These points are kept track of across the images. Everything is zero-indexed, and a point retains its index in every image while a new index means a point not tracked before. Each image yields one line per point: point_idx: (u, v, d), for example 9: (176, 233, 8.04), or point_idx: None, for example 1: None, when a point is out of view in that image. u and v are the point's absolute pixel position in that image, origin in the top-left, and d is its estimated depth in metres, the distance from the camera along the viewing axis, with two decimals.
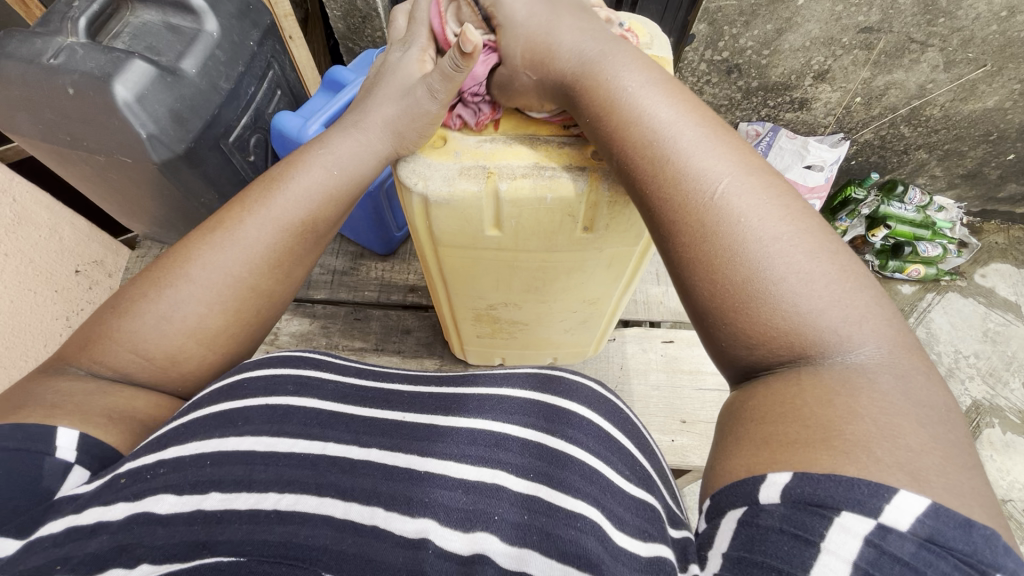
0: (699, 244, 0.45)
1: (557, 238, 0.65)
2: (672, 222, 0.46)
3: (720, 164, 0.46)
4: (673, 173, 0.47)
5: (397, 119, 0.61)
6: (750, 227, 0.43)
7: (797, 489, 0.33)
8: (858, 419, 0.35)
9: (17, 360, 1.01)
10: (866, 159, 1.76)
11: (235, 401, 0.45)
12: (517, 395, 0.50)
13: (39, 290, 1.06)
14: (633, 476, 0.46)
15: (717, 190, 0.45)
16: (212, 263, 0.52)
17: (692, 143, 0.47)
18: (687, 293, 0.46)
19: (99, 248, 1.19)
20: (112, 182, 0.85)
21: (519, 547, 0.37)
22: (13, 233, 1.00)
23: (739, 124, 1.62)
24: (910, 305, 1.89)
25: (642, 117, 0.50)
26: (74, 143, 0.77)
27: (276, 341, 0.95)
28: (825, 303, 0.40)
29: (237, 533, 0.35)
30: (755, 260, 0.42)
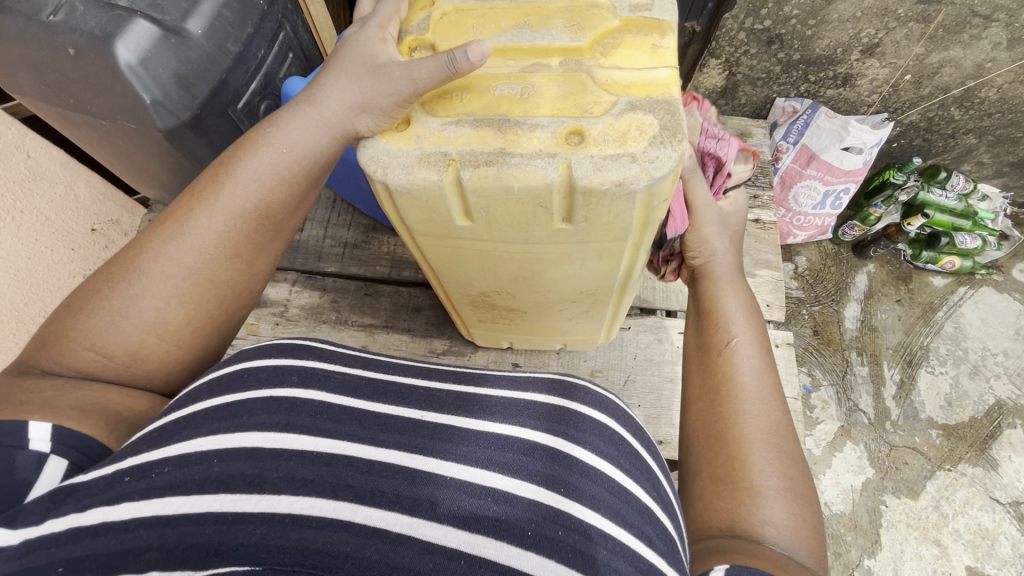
0: (743, 428, 0.57)
1: (534, 228, 0.62)
2: (720, 406, 0.60)
3: (772, 389, 0.61)
4: (740, 377, 0.62)
5: (352, 95, 0.59)
6: (769, 437, 0.57)
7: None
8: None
9: (36, 316, 1.03)
10: (910, 141, 1.65)
11: (231, 394, 0.44)
12: (540, 400, 0.50)
13: (56, 248, 1.06)
14: (654, 497, 0.47)
15: (762, 401, 0.59)
16: (165, 257, 0.55)
17: (763, 368, 0.63)
18: (703, 457, 0.58)
19: (114, 208, 1.19)
20: (120, 147, 0.83)
21: (555, 561, 0.36)
22: (29, 190, 1.00)
23: (776, 99, 1.51)
24: (940, 298, 1.80)
25: (733, 333, 0.66)
26: (80, 106, 0.75)
27: (286, 313, 0.95)
28: (803, 513, 0.52)
29: (254, 536, 0.34)
30: (770, 459, 0.55)
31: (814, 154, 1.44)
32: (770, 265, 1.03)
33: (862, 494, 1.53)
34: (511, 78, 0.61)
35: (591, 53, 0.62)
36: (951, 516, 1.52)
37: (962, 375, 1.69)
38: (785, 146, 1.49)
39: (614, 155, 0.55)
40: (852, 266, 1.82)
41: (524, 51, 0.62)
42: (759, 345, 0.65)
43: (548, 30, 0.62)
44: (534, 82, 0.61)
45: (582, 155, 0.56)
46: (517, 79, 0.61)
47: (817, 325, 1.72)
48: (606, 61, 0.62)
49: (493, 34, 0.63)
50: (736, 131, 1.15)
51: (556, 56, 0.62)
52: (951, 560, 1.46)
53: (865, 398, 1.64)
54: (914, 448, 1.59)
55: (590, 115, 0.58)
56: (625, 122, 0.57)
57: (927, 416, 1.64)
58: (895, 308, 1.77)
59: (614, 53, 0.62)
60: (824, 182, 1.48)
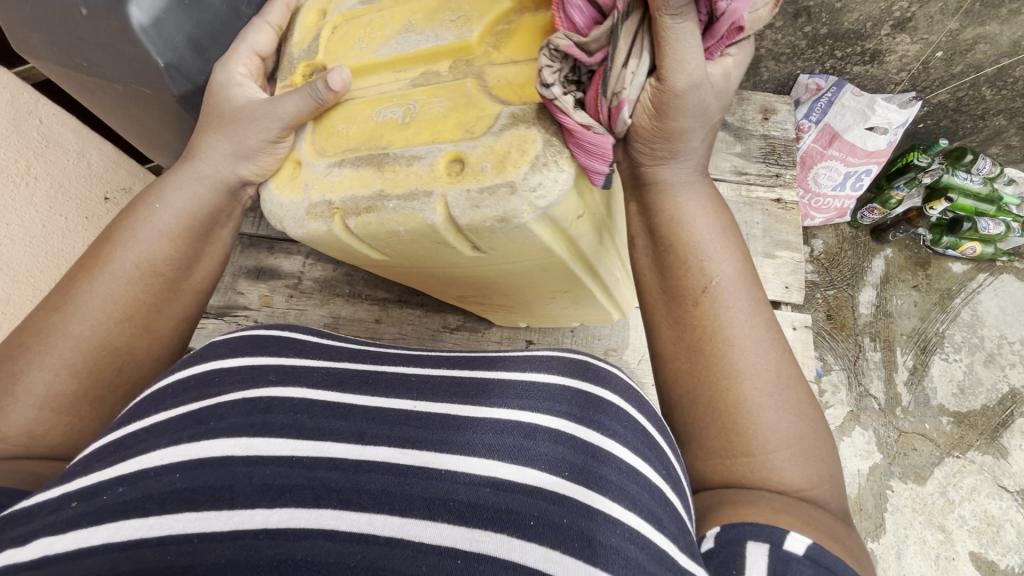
0: (739, 392, 0.54)
1: (451, 255, 0.65)
2: (706, 370, 0.56)
3: (766, 337, 0.56)
4: (726, 333, 0.56)
5: (222, 155, 0.71)
6: (765, 393, 0.54)
7: (817, 552, 0.43)
8: (843, 533, 0.47)
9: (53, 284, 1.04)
10: (936, 122, 1.61)
11: (200, 399, 0.45)
12: (542, 380, 0.49)
13: (70, 217, 1.06)
14: (664, 475, 0.46)
15: (754, 356, 0.55)
16: (61, 329, 0.61)
17: (749, 308, 0.57)
18: (699, 427, 0.55)
19: (127, 176, 1.19)
20: (133, 114, 0.81)
21: (558, 552, 0.35)
22: (44, 157, 1.00)
23: (799, 75, 1.45)
24: (958, 285, 1.77)
25: (711, 272, 0.59)
26: (92, 69, 0.73)
27: (300, 285, 0.95)
28: (815, 462, 0.52)
29: (224, 556, 0.33)
30: (771, 418, 0.53)
31: (836, 134, 1.40)
32: (790, 246, 1.02)
33: (869, 478, 1.53)
34: (394, 101, 0.67)
35: (483, 48, 0.65)
36: (957, 502, 1.52)
37: (976, 363, 1.68)
38: (805, 125, 1.43)
39: (491, 187, 0.57)
40: (870, 250, 1.79)
41: (411, 59, 0.68)
42: (745, 279, 0.59)
43: (435, 29, 0.68)
44: (415, 101, 0.65)
45: (458, 190, 0.58)
46: (399, 101, 0.66)
47: (831, 309, 1.70)
48: (497, 56, 0.64)
49: (378, 43, 0.71)
50: (761, 107, 1.11)
51: (446, 59, 0.67)
52: (955, 545, 1.47)
53: (876, 383, 1.63)
54: (923, 434, 1.59)
55: (471, 136, 0.60)
56: (506, 141, 0.58)
57: (939, 403, 1.62)
58: (912, 294, 1.75)
59: (505, 43, 0.64)
60: (845, 163, 1.44)
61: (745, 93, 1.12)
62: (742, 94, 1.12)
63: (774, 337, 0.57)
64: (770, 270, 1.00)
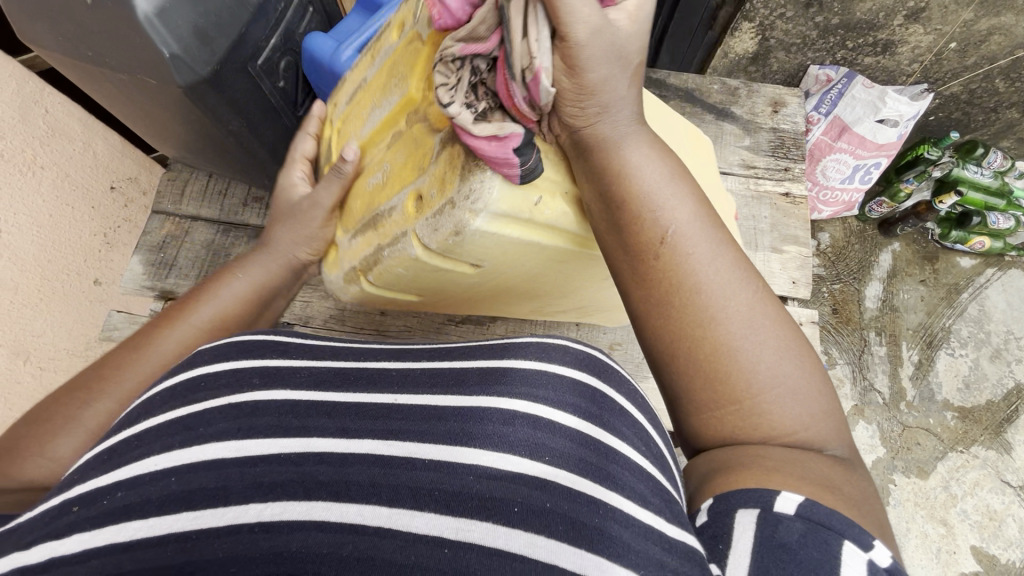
0: (715, 339, 0.50)
1: (463, 279, 0.67)
2: (679, 330, 0.51)
3: (735, 279, 0.52)
4: (690, 283, 0.51)
5: (296, 231, 0.76)
6: (742, 339, 0.49)
7: (811, 510, 0.39)
8: (849, 483, 0.44)
9: (59, 274, 1.05)
10: (948, 114, 1.59)
11: (189, 405, 0.44)
12: (521, 365, 0.46)
13: (77, 206, 1.07)
14: (645, 452, 0.45)
15: (728, 304, 0.50)
16: (131, 373, 0.59)
17: (712, 249, 0.53)
18: (681, 389, 0.51)
19: (132, 166, 1.20)
20: (137, 105, 0.80)
21: (545, 536, 0.35)
22: (50, 146, 1.00)
23: (809, 66, 1.43)
24: (965, 279, 1.76)
25: (670, 219, 0.54)
26: (97, 60, 0.71)
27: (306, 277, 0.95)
28: (806, 405, 0.48)
29: (220, 552, 0.34)
30: (751, 366, 0.49)
31: (846, 127, 1.38)
32: (798, 241, 1.01)
33: (872, 472, 1.53)
34: (379, 167, 0.71)
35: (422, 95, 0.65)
36: (960, 497, 1.52)
37: (983, 358, 1.67)
38: (816, 117, 1.42)
39: (440, 208, 0.58)
40: (877, 244, 1.77)
41: (382, 128, 0.71)
42: (705, 219, 0.54)
43: (386, 96, 0.70)
44: (388, 162, 0.69)
45: (421, 221, 0.60)
46: (380, 167, 0.70)
47: (837, 303, 1.69)
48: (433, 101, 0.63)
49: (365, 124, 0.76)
50: (770, 99, 1.10)
51: (404, 116, 0.68)
52: (956, 539, 1.47)
53: (881, 378, 1.62)
54: (927, 429, 1.59)
55: (424, 174, 0.62)
56: (443, 162, 0.59)
57: (944, 398, 1.62)
58: (919, 288, 1.74)
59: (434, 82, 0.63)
60: (855, 157, 1.43)
61: (754, 85, 1.11)
62: (751, 86, 1.10)
63: (742, 272, 0.53)
64: (778, 265, 0.99)
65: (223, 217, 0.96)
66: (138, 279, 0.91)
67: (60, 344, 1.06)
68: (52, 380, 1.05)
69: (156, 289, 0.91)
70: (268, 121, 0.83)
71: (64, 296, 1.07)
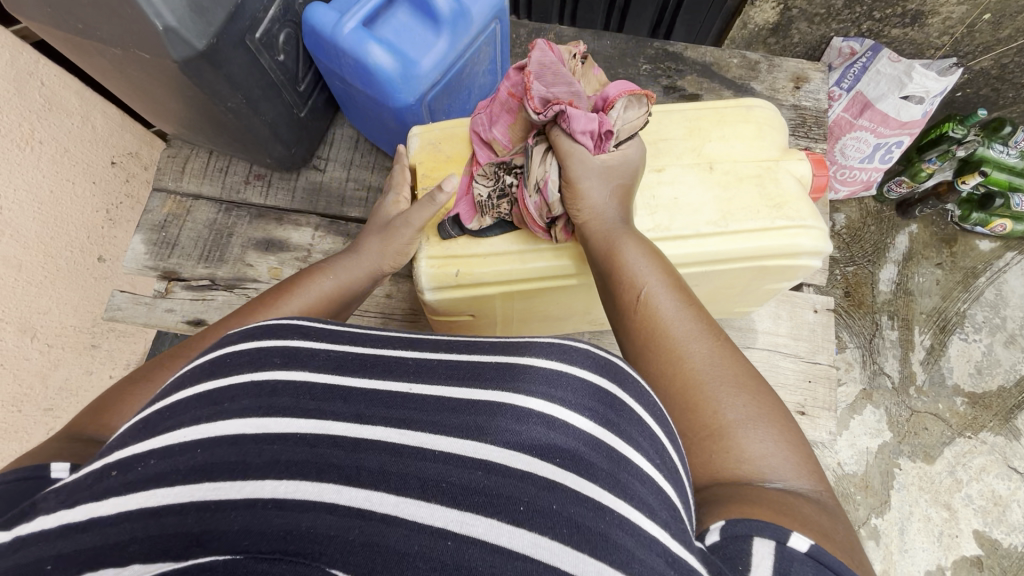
0: (685, 369, 0.52)
1: (478, 320, 0.82)
2: (658, 367, 0.54)
3: (704, 326, 0.56)
4: (663, 329, 0.56)
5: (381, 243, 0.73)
6: (707, 375, 0.52)
7: (820, 552, 0.40)
8: (828, 523, 0.43)
9: (63, 250, 1.04)
10: (976, 90, 1.53)
11: (215, 378, 0.42)
12: (540, 364, 0.43)
13: (77, 182, 1.05)
14: (658, 463, 0.42)
15: (695, 349, 0.54)
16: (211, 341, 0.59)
17: (679, 303, 0.58)
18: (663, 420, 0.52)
19: (133, 140, 1.17)
20: (133, 80, 0.77)
21: (547, 538, 0.34)
22: (46, 120, 0.97)
23: (833, 38, 1.36)
24: (984, 263, 1.71)
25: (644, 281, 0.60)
26: (88, 32, 0.68)
27: (310, 259, 0.91)
28: (773, 441, 0.49)
29: (236, 523, 0.33)
30: (719, 401, 0.50)
31: (868, 103, 1.32)
32: None
33: (877, 455, 1.53)
34: None
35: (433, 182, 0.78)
36: (965, 482, 1.52)
37: (997, 344, 1.64)
38: (837, 92, 1.36)
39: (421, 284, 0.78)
40: (894, 226, 1.73)
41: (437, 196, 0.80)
42: (672, 282, 0.60)
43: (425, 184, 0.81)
44: None
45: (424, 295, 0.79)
46: None
47: (850, 286, 1.66)
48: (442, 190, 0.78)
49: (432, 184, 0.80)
50: (792, 74, 1.05)
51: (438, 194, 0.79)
52: (959, 523, 1.48)
53: (891, 362, 1.60)
54: (936, 414, 1.57)
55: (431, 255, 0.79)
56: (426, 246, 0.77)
57: (954, 383, 1.60)
58: (935, 271, 1.70)
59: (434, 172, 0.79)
60: (875, 135, 1.37)
61: (776, 60, 1.06)
62: (773, 60, 1.05)
63: (711, 324, 0.56)
64: None
65: (224, 195, 0.94)
66: (139, 259, 0.89)
67: (66, 321, 1.06)
68: (59, 357, 1.05)
69: (159, 269, 0.90)
70: (268, 98, 0.79)
71: (70, 274, 1.06)
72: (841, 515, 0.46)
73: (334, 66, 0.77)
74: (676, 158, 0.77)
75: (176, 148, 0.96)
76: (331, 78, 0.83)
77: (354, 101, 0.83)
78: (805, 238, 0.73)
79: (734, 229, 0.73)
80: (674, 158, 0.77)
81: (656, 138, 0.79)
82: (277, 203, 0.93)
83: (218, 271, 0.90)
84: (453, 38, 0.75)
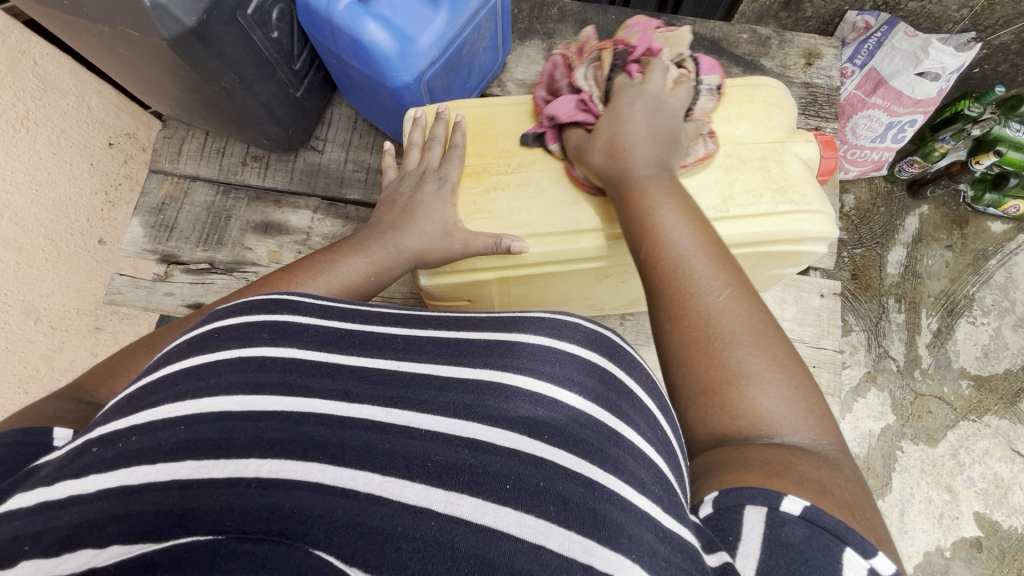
0: (698, 315, 0.52)
1: (476, 306, 0.82)
2: (678, 315, 0.53)
3: (725, 277, 0.54)
4: (686, 271, 0.55)
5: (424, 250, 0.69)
6: (724, 326, 0.51)
7: (814, 513, 0.38)
8: (836, 482, 0.42)
9: (63, 233, 1.03)
10: (994, 66, 1.48)
11: (203, 353, 0.42)
12: (528, 340, 0.44)
13: (75, 163, 1.04)
14: (650, 437, 0.42)
15: (716, 298, 0.53)
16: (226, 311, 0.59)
17: (702, 249, 0.56)
18: (676, 370, 0.52)
19: (129, 120, 1.16)
20: (123, 58, 0.75)
21: (534, 516, 0.33)
22: (40, 100, 0.95)
23: (848, 12, 1.32)
24: (995, 245, 1.68)
25: (669, 228, 0.58)
26: (74, 8, 0.66)
27: (309, 241, 0.90)
28: (784, 399, 0.47)
29: (219, 502, 0.31)
30: (736, 354, 0.49)
31: (882, 80, 1.28)
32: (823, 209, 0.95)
33: (880, 438, 1.53)
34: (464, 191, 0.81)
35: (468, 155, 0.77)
36: (968, 465, 1.52)
37: (1005, 327, 1.62)
38: (851, 69, 1.33)
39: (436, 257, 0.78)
40: (904, 207, 1.70)
41: None
42: (702, 233, 0.58)
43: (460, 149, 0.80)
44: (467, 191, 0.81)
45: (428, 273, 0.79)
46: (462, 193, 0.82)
47: (857, 269, 1.64)
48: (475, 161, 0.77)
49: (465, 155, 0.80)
50: (804, 50, 1.01)
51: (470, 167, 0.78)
52: (960, 505, 1.48)
53: (897, 345, 1.59)
54: (940, 397, 1.57)
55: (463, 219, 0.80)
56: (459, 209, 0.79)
57: (960, 366, 1.59)
58: (945, 254, 1.67)
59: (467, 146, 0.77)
60: (888, 113, 1.33)
61: (787, 34, 1.02)
62: (784, 35, 1.01)
63: (739, 278, 0.55)
64: None
65: (222, 177, 0.92)
66: (138, 242, 0.89)
67: (69, 303, 1.06)
68: (64, 340, 1.05)
69: (158, 253, 0.89)
70: (262, 76, 0.77)
71: (70, 257, 1.06)
72: (853, 475, 0.45)
73: (329, 43, 0.75)
74: None
75: (171, 126, 0.95)
76: (328, 57, 0.80)
77: (352, 80, 0.81)
78: (809, 223, 0.71)
79: (735, 214, 0.71)
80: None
81: None
82: (275, 185, 0.92)
83: (217, 254, 0.89)
84: (452, 14, 0.73)
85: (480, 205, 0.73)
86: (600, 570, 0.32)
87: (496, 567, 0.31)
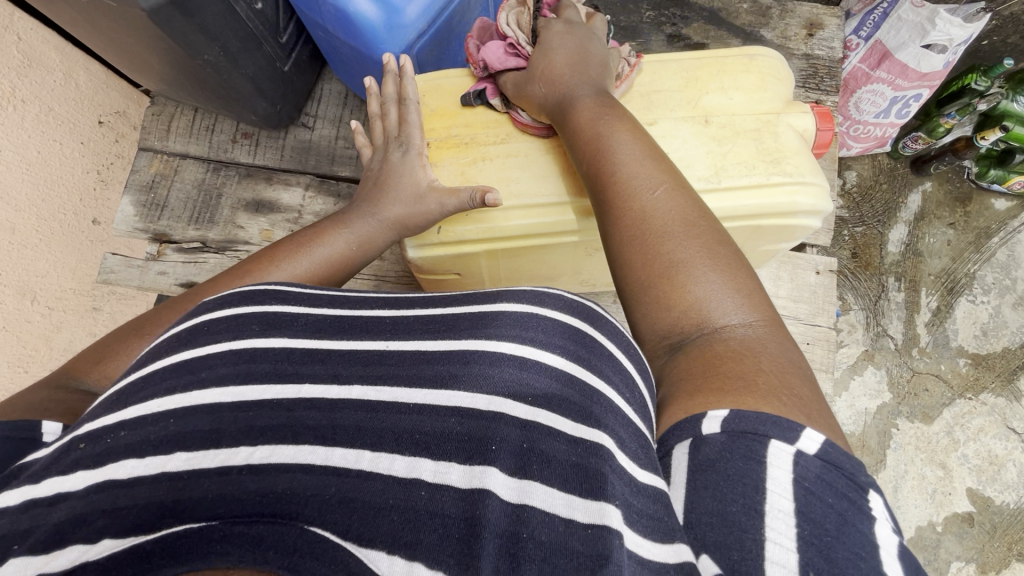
0: (640, 209, 0.55)
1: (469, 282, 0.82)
2: (620, 208, 0.56)
3: (661, 178, 0.57)
4: (624, 174, 0.58)
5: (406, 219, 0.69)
6: (661, 216, 0.54)
7: (733, 421, 0.38)
8: (765, 371, 0.42)
9: (56, 213, 1.03)
10: (1004, 38, 1.44)
11: (191, 348, 0.42)
12: (510, 308, 0.43)
13: (65, 141, 1.03)
14: (629, 399, 0.42)
15: (652, 194, 0.56)
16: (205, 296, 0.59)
17: (643, 156, 0.59)
18: (620, 265, 0.55)
19: (119, 98, 1.14)
20: (104, 30, 0.73)
21: (519, 477, 0.34)
22: (26, 76, 0.94)
23: None
24: (998, 223, 1.67)
25: (613, 139, 0.60)
26: None
27: (301, 220, 0.89)
28: (721, 288, 0.50)
29: (211, 492, 0.31)
30: (675, 243, 0.52)
31: (887, 53, 1.26)
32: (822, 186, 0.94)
33: (875, 415, 1.54)
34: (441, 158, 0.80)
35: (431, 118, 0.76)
36: (962, 442, 1.52)
37: (1005, 305, 1.62)
38: (857, 41, 1.32)
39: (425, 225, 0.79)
40: (907, 184, 1.68)
41: None
42: (640, 142, 0.60)
43: None
44: None
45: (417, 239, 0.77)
46: None
47: (857, 247, 1.62)
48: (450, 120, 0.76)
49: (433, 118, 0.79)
50: (807, 20, 0.98)
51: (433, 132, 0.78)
52: (953, 481, 1.50)
53: (895, 324, 1.59)
54: (937, 375, 1.57)
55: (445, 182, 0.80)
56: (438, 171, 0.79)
57: (959, 345, 1.59)
58: (947, 232, 1.66)
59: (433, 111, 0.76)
60: (892, 87, 1.30)
61: (789, 4, 0.99)
62: (785, 5, 0.99)
63: (673, 180, 0.57)
64: None
65: (212, 155, 0.91)
66: (129, 221, 0.88)
67: (65, 284, 1.06)
68: (63, 320, 1.06)
69: (150, 232, 0.89)
70: (247, 49, 0.76)
71: (65, 238, 1.05)
72: (777, 349, 0.46)
73: (314, 12, 0.72)
74: (670, 110, 0.74)
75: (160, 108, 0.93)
76: (314, 28, 0.78)
77: (340, 53, 0.79)
78: (802, 196, 0.70)
79: (727, 185, 0.70)
80: (667, 111, 0.74)
81: (650, 89, 0.75)
82: (266, 162, 0.91)
83: (209, 234, 0.89)
84: None
85: (469, 173, 0.72)
86: (581, 523, 0.32)
87: (483, 525, 0.31)
